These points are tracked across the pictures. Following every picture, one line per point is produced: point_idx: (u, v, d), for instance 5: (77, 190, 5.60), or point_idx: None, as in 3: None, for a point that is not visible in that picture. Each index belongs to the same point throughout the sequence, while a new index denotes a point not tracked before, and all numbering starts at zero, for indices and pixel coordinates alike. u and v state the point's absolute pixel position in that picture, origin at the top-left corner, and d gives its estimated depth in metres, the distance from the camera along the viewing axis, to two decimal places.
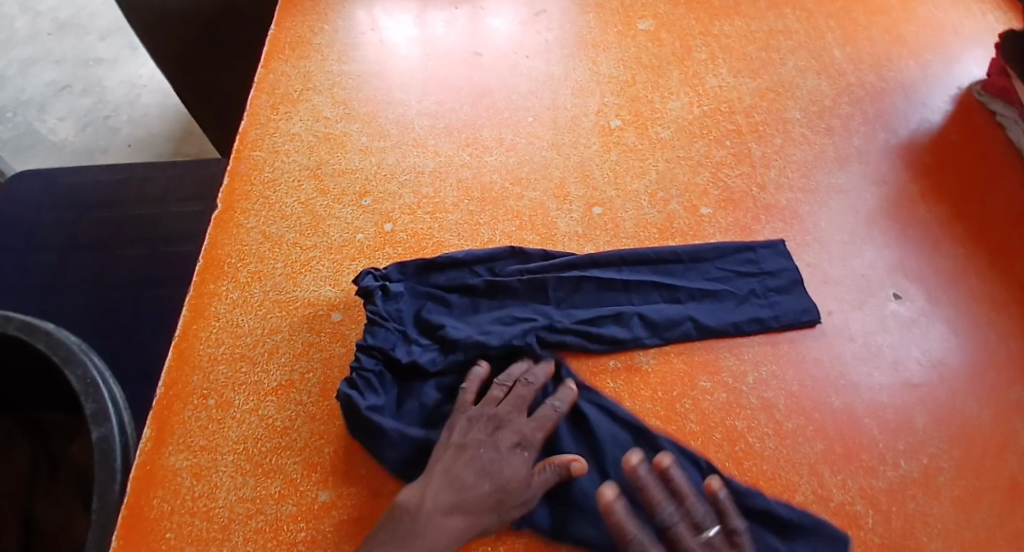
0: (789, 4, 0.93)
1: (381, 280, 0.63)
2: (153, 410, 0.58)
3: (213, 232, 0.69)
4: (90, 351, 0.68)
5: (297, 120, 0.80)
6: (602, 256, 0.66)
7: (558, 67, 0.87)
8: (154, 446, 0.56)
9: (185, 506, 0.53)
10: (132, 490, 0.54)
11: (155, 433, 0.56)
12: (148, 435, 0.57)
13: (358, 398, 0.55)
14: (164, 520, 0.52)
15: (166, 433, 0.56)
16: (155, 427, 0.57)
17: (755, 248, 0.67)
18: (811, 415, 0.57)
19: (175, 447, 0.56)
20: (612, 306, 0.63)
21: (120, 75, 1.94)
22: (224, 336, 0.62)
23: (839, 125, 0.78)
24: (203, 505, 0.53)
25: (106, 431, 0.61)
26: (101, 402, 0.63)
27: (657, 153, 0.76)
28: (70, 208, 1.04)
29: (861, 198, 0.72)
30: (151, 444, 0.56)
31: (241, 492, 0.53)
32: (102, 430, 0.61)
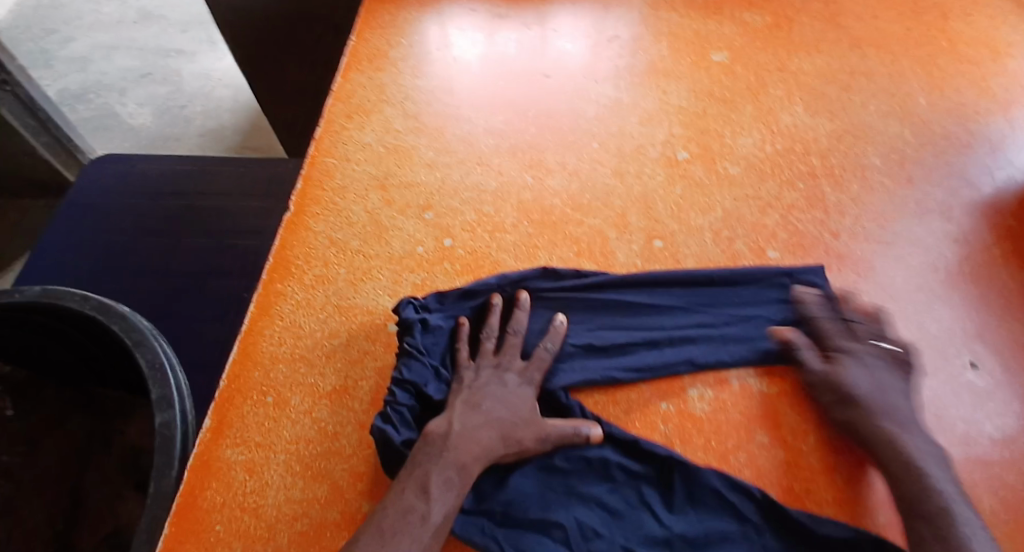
0: (873, 45, 0.90)
1: (420, 311, 0.62)
2: (215, 401, 0.59)
3: (282, 231, 0.70)
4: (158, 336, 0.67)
5: (366, 129, 0.81)
6: (636, 279, 0.65)
7: (628, 94, 0.86)
8: (212, 437, 0.57)
9: (236, 500, 0.54)
10: (188, 478, 0.55)
11: (215, 424, 0.57)
12: (207, 425, 0.58)
13: (392, 433, 0.54)
14: (215, 512, 0.53)
15: (224, 425, 0.57)
16: (214, 418, 0.58)
17: (792, 273, 0.65)
18: (874, 483, 0.54)
19: (232, 440, 0.57)
20: (644, 331, 0.63)
21: (198, 67, 2.01)
22: (286, 335, 0.63)
23: (920, 175, 0.75)
24: (252, 502, 0.54)
25: (168, 420, 0.60)
26: (167, 390, 0.62)
27: (724, 190, 0.74)
28: (140, 195, 1.07)
29: (940, 255, 0.68)
30: (208, 434, 0.57)
31: (290, 493, 0.54)
32: (165, 417, 0.60)
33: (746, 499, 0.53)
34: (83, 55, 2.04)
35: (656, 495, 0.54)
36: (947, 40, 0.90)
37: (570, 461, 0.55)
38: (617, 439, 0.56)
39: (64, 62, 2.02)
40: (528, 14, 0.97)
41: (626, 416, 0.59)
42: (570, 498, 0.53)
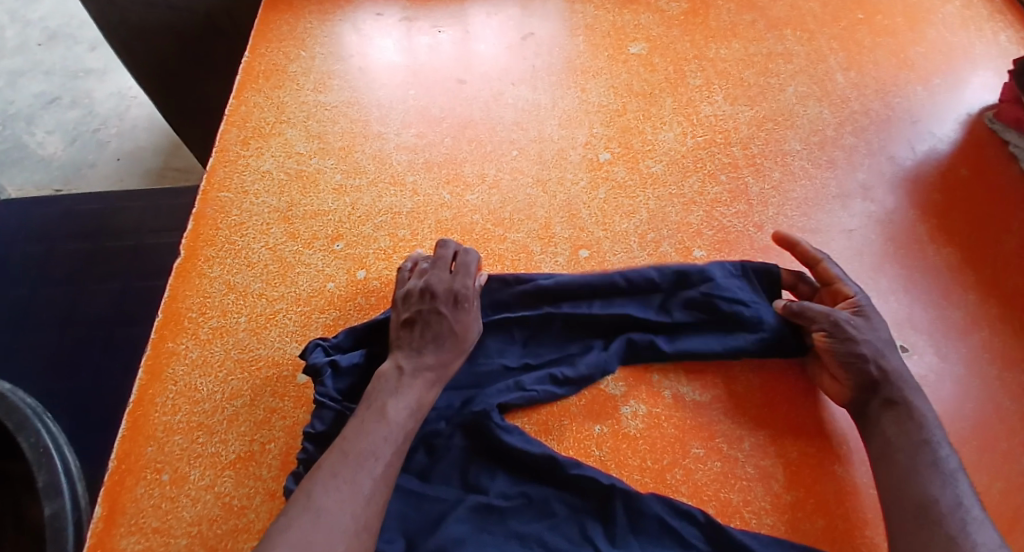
0: (789, 25, 0.88)
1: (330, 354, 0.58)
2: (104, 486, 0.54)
3: (175, 281, 0.65)
4: (45, 415, 0.67)
5: (269, 155, 0.76)
6: (573, 286, 0.61)
7: (545, 95, 0.83)
8: (104, 528, 0.52)
9: None
10: None
11: (106, 512, 0.53)
12: (98, 514, 0.53)
13: None
14: None
15: (116, 512, 0.53)
16: (105, 505, 0.53)
17: (746, 269, 0.61)
18: (811, 487, 0.53)
19: (126, 528, 0.52)
20: (580, 341, 0.60)
21: (108, 86, 1.91)
22: (180, 402, 0.58)
23: (842, 158, 0.74)
24: None
25: (59, 507, 0.59)
26: (54, 474, 0.62)
27: (648, 190, 0.72)
28: (44, 240, 1.00)
29: (866, 239, 0.67)
30: (101, 524, 0.52)
31: None
32: (55, 505, 0.60)
33: (689, 525, 0.50)
34: None
35: (596, 527, 0.51)
36: (862, 14, 0.89)
37: (506, 498, 0.52)
38: (554, 470, 0.53)
39: None
40: (438, 17, 0.92)
41: (558, 443, 0.56)
42: (507, 538, 0.50)
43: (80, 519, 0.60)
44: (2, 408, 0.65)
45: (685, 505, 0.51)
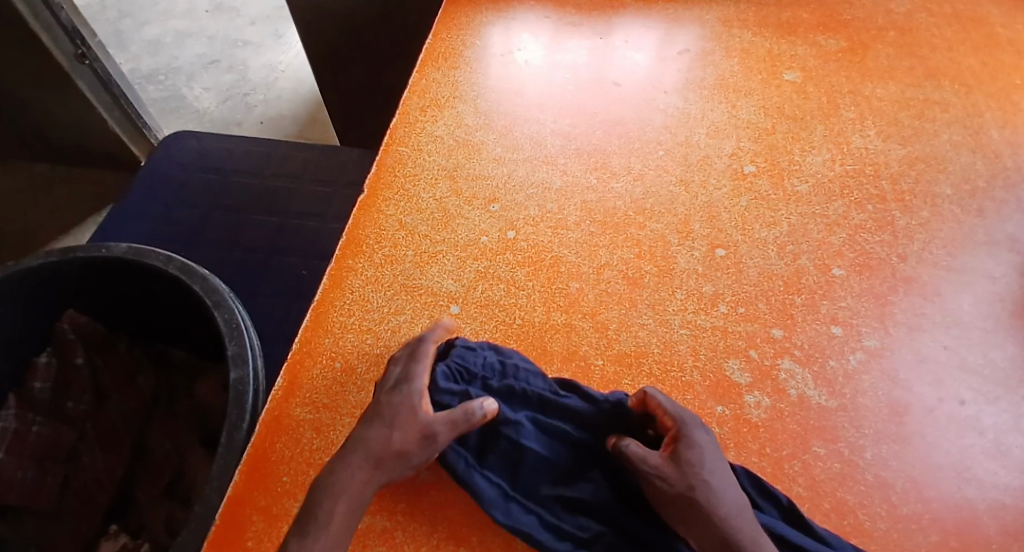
0: (948, 76, 0.89)
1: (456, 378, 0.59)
2: (286, 362, 0.62)
3: (356, 213, 0.73)
4: (237, 297, 0.73)
5: (440, 122, 0.84)
6: None
7: (696, 106, 0.87)
8: (284, 395, 0.59)
9: (303, 455, 0.57)
10: (259, 432, 0.58)
11: (287, 383, 0.60)
12: (280, 384, 0.60)
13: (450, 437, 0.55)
14: (283, 465, 0.56)
15: (295, 386, 0.60)
16: (286, 378, 0.60)
17: None
18: (929, 504, 0.54)
19: (302, 400, 0.59)
20: None
21: (262, 58, 2.08)
22: (354, 308, 0.65)
23: (991, 208, 0.74)
24: (319, 459, 0.57)
25: (244, 375, 0.65)
26: (242, 347, 0.67)
27: (789, 206, 0.75)
28: (211, 171, 1.11)
29: (1008, 287, 0.67)
30: (281, 391, 0.60)
31: None
32: (240, 373, 0.65)
33: (772, 507, 0.53)
34: (157, 39, 2.14)
35: None
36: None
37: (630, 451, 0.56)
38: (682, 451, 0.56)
39: (138, 45, 2.12)
40: (598, 25, 0.98)
41: None
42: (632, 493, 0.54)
43: (259, 391, 0.66)
44: (202, 287, 0.73)
45: (776, 492, 0.53)
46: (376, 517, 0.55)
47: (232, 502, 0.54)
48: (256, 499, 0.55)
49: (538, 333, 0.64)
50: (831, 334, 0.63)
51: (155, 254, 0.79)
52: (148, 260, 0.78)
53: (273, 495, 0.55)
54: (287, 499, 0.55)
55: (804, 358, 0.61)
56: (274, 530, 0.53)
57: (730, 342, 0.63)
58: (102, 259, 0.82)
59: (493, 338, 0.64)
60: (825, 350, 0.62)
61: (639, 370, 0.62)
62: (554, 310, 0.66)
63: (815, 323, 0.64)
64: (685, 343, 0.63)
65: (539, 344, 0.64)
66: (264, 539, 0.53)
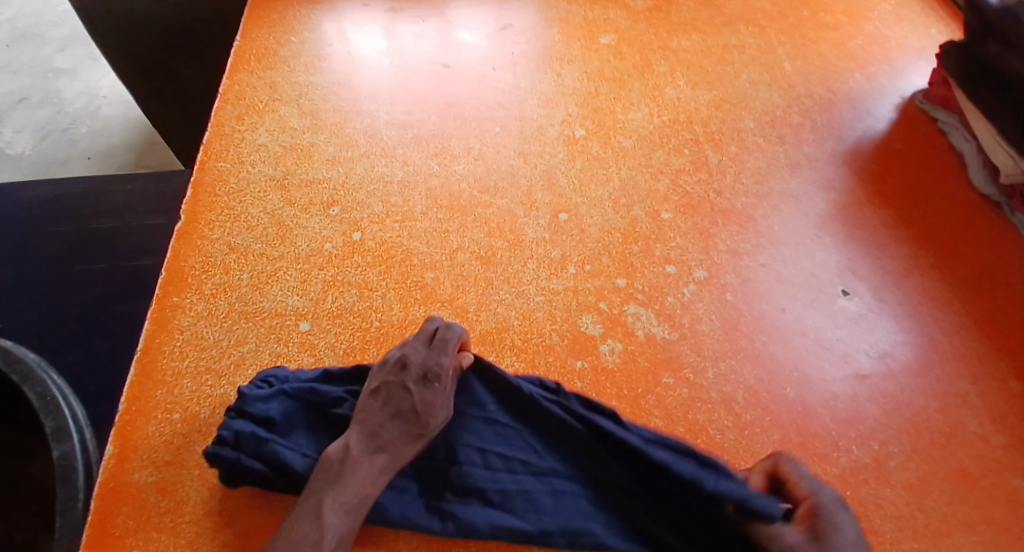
0: (743, 20, 0.97)
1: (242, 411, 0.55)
2: (114, 428, 0.58)
3: (176, 244, 0.70)
4: (48, 366, 0.70)
5: (262, 130, 0.81)
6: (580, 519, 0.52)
7: (524, 78, 0.90)
8: (116, 463, 0.55)
9: (151, 522, 0.53)
10: (95, 509, 0.53)
11: (118, 449, 0.56)
12: (111, 452, 0.56)
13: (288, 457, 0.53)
14: (129, 537, 0.52)
15: (128, 450, 0.56)
16: (117, 444, 0.57)
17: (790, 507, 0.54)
18: (767, 407, 0.60)
19: (138, 463, 0.56)
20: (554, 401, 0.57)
21: (78, 87, 1.91)
22: (188, 349, 0.62)
23: (791, 134, 0.82)
24: (169, 521, 0.53)
25: (68, 450, 0.62)
26: (62, 420, 0.65)
27: (620, 162, 0.79)
28: (28, 223, 1.02)
29: (812, 202, 0.75)
30: (113, 461, 0.56)
31: (208, 506, 0.54)
32: (64, 448, 0.62)
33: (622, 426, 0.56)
34: None
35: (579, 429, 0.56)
36: (807, 12, 0.98)
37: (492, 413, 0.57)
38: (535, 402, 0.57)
39: None
40: (422, 10, 0.99)
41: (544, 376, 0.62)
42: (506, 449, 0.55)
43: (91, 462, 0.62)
44: (4, 362, 0.68)
45: (598, 403, 0.57)
46: None
47: None
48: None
49: (397, 332, 0.64)
50: (668, 273, 0.68)
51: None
52: None
53: None
54: None
55: (647, 300, 0.66)
56: None
57: (581, 299, 0.67)
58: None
59: (348, 347, 0.63)
60: (664, 289, 0.67)
61: (501, 344, 0.64)
62: (410, 303, 0.67)
63: (653, 267, 0.69)
64: (542, 309, 0.67)
65: (398, 341, 0.64)
66: None
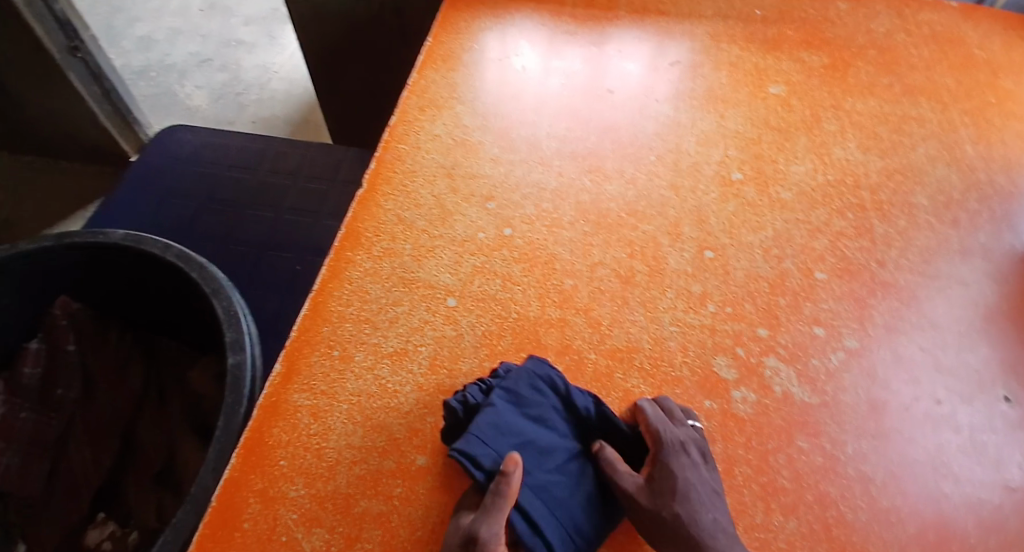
0: (925, 93, 0.93)
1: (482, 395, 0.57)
2: (284, 349, 0.62)
3: (355, 206, 0.73)
4: (235, 288, 0.77)
5: (439, 122, 0.84)
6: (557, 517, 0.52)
7: (686, 114, 0.90)
8: (281, 381, 0.60)
9: (300, 441, 0.57)
10: (255, 416, 0.58)
11: (285, 369, 0.60)
12: (278, 370, 0.61)
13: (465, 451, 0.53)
14: (280, 449, 0.56)
15: (293, 371, 0.60)
16: (284, 363, 0.61)
17: None
18: (906, 496, 0.56)
19: (299, 386, 0.60)
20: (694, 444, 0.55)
21: (256, 58, 2.09)
22: (354, 297, 0.66)
23: (965, 219, 0.77)
24: (315, 444, 0.57)
25: (242, 360, 0.69)
26: (240, 333, 0.72)
27: (775, 212, 0.78)
28: (213, 164, 1.11)
29: (979, 293, 0.70)
30: (278, 378, 0.60)
31: (350, 439, 0.57)
32: (239, 358, 0.69)
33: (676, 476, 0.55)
34: (149, 35, 2.14)
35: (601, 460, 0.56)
36: (995, 97, 0.93)
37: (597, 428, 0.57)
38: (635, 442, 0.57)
39: (130, 41, 2.12)
40: (594, 34, 1.01)
41: None
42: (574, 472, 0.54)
43: (256, 376, 0.70)
44: (200, 275, 0.78)
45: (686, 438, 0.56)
46: (373, 500, 0.54)
47: (228, 482, 0.55)
48: (252, 482, 0.55)
49: (534, 328, 0.64)
50: (815, 334, 0.65)
51: (155, 242, 0.83)
52: (148, 248, 0.82)
53: (270, 478, 0.55)
54: (281, 482, 0.55)
55: (788, 357, 0.63)
56: (270, 512, 0.53)
57: (718, 339, 0.65)
58: (99, 244, 0.86)
59: (489, 331, 0.64)
60: (808, 349, 0.64)
61: (630, 365, 0.62)
62: (549, 305, 0.66)
63: (799, 324, 0.66)
64: (675, 339, 0.64)
65: (534, 337, 0.64)
66: (260, 523, 0.53)
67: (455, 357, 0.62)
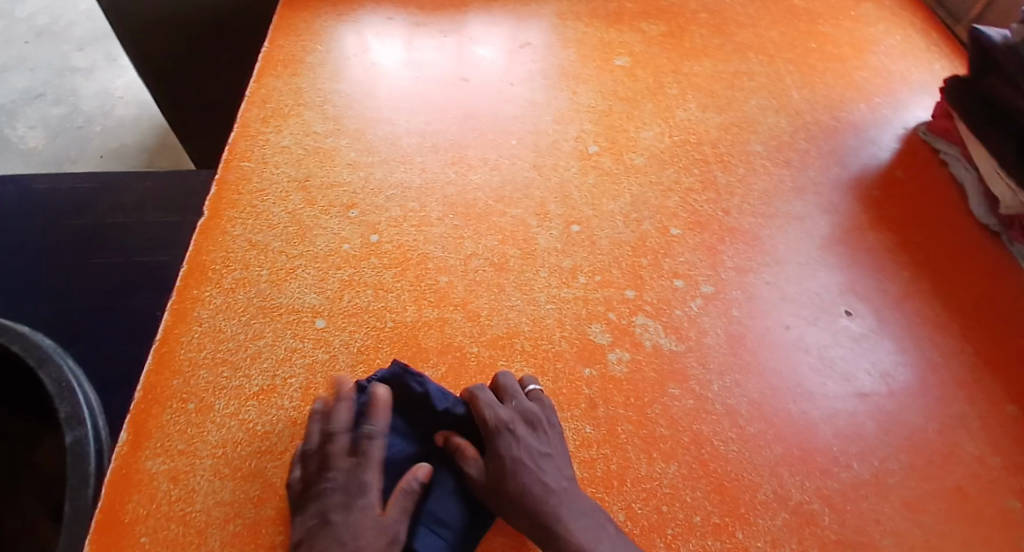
0: (753, 49, 1.00)
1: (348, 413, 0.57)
2: (130, 414, 0.57)
3: (197, 237, 0.69)
4: (63, 353, 0.75)
5: (286, 133, 0.82)
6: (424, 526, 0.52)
7: (540, 94, 0.92)
8: (130, 450, 0.55)
9: (162, 511, 0.53)
10: (106, 495, 0.53)
11: (132, 436, 0.56)
12: (124, 438, 0.56)
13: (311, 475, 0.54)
14: (139, 525, 0.52)
15: (142, 437, 0.56)
16: (131, 430, 0.56)
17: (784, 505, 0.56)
18: (770, 420, 0.61)
19: (152, 451, 0.55)
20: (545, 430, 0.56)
21: (94, 85, 1.94)
22: (205, 340, 0.61)
23: (796, 159, 0.84)
24: (181, 510, 0.53)
25: (81, 435, 0.67)
26: (75, 406, 0.70)
27: (631, 178, 0.82)
28: (44, 213, 1.04)
29: (815, 225, 0.77)
30: (126, 447, 0.55)
31: (220, 496, 0.54)
32: (77, 433, 0.68)
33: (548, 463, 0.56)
34: None
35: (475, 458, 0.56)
36: (815, 43, 1.02)
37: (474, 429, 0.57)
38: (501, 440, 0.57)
39: None
40: (443, 24, 1.01)
41: (554, 384, 0.62)
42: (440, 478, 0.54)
43: (102, 447, 0.68)
44: (21, 348, 0.73)
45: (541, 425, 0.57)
46: None
47: None
48: None
49: (412, 332, 0.64)
50: (676, 287, 0.70)
51: None
52: None
53: None
54: None
55: (655, 312, 0.68)
56: None
57: (591, 308, 0.67)
58: None
59: (366, 345, 0.63)
60: (672, 302, 0.69)
61: (512, 350, 0.63)
62: (426, 306, 0.66)
63: (661, 280, 0.71)
64: (553, 317, 0.66)
65: (414, 343, 0.63)
66: None
67: (332, 381, 0.60)
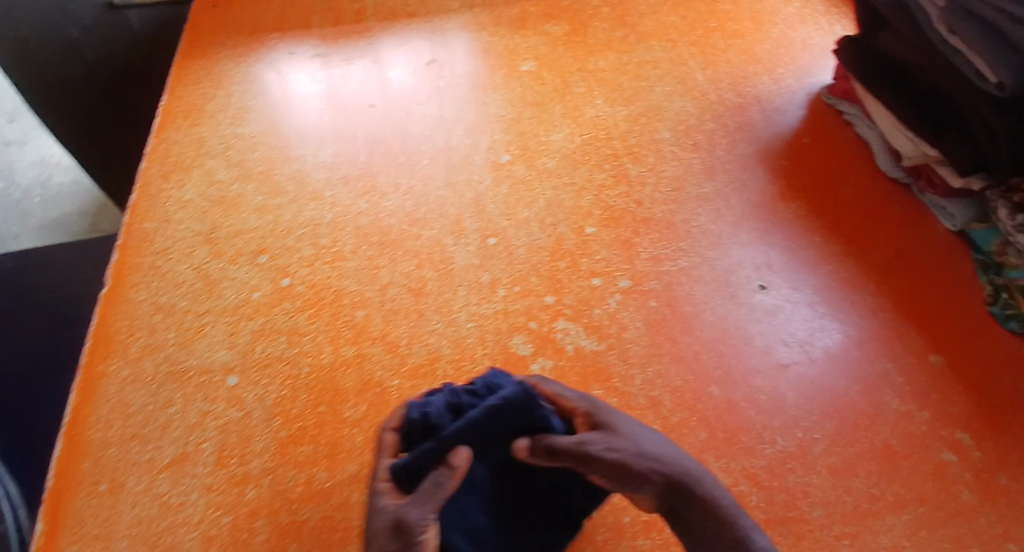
0: (655, 37, 1.01)
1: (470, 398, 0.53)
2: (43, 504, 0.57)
3: (102, 308, 0.69)
4: None
5: (189, 186, 0.82)
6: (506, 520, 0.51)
7: (449, 110, 0.92)
8: (45, 540, 0.54)
9: None
10: None
11: (47, 526, 0.55)
12: (41, 529, 0.55)
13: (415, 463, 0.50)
14: None
15: (57, 524, 0.55)
16: (45, 520, 0.55)
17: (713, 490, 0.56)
18: (693, 407, 0.61)
19: (67, 538, 0.54)
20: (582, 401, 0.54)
21: (29, 155, 1.91)
22: (115, 417, 0.61)
23: (704, 140, 0.85)
24: None
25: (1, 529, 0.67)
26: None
27: (544, 182, 0.82)
28: None
29: (726, 204, 0.78)
30: (42, 538, 0.55)
31: None
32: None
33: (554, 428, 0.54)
34: None
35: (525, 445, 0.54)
36: (715, 22, 1.03)
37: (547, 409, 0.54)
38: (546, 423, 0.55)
39: None
40: (347, 52, 1.01)
41: None
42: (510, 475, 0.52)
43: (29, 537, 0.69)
44: None
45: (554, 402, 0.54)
46: None
47: None
48: None
49: (329, 374, 0.63)
50: (594, 286, 0.70)
51: None
52: None
53: None
54: None
55: (575, 315, 0.68)
56: None
57: (512, 320, 0.67)
58: None
59: (281, 396, 0.62)
60: (591, 302, 0.69)
61: (434, 376, 0.63)
62: (342, 344, 0.65)
63: (580, 281, 0.71)
64: (473, 334, 0.66)
65: (332, 384, 0.62)
66: None
67: (246, 439, 0.59)
